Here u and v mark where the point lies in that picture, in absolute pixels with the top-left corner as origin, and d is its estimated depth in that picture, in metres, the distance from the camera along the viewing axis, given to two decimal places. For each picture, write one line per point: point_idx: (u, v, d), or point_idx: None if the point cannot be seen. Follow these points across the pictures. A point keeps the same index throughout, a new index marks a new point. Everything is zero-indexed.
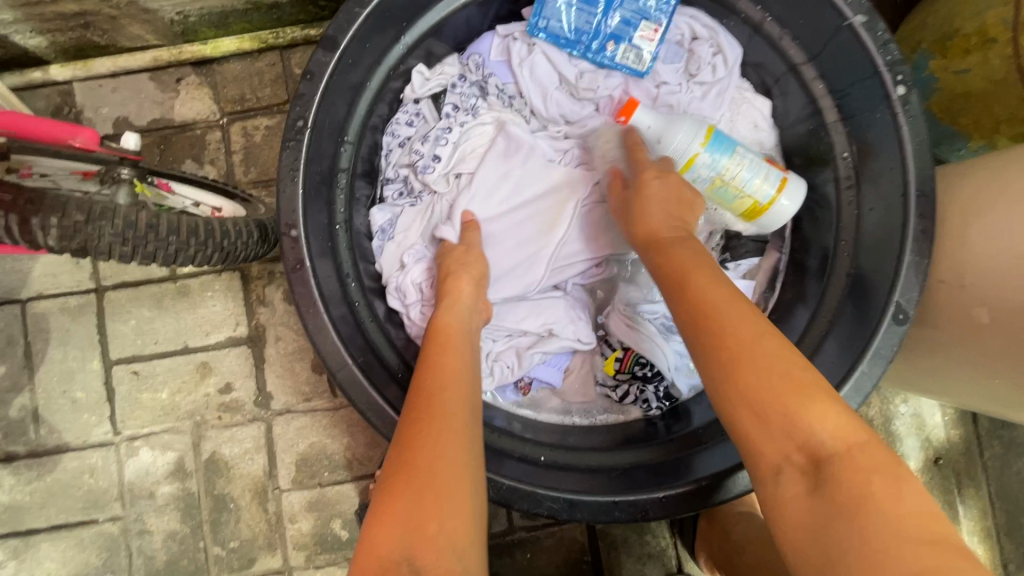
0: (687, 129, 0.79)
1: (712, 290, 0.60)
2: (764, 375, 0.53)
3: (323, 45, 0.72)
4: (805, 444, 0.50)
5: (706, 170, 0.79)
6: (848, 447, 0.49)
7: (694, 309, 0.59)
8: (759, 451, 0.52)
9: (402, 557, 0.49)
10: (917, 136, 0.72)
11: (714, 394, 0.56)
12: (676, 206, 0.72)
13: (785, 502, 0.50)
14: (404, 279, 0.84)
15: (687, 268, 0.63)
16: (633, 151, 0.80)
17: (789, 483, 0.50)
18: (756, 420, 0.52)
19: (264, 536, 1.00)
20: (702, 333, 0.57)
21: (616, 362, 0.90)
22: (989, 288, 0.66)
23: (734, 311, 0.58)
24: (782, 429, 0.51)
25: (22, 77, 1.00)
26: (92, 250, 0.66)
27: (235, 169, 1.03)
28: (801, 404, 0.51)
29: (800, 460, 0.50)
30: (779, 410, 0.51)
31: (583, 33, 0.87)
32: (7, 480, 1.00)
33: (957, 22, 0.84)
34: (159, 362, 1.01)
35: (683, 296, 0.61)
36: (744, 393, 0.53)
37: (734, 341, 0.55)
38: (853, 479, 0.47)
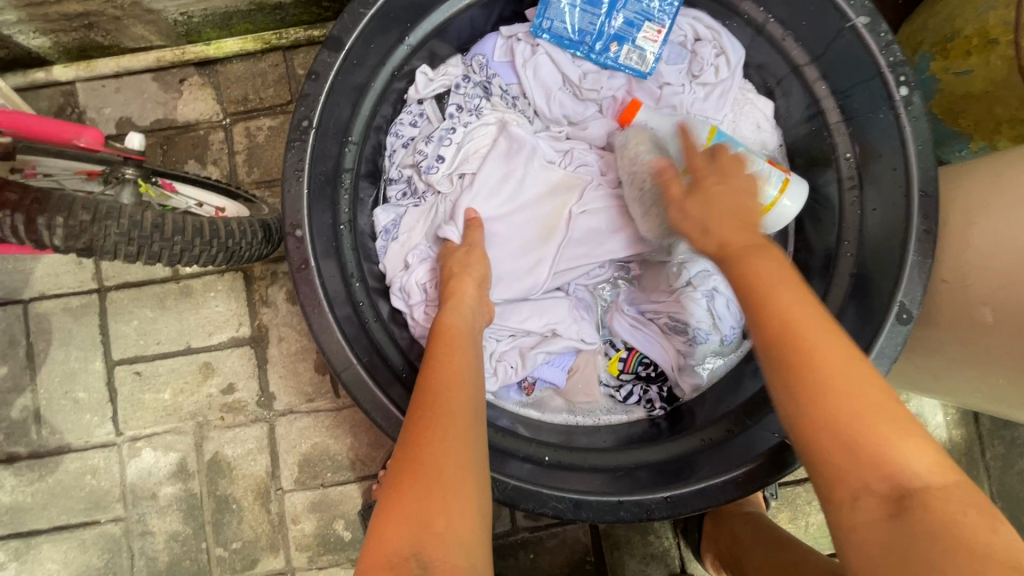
0: (688, 130, 0.84)
1: (794, 300, 0.55)
2: (855, 400, 0.49)
3: (329, 46, 0.72)
4: (895, 474, 0.46)
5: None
6: (942, 483, 0.45)
7: (775, 319, 0.54)
8: (836, 473, 0.48)
9: (410, 553, 0.49)
10: (920, 137, 0.72)
11: (793, 414, 0.51)
12: (743, 206, 0.66)
13: (860, 529, 0.46)
14: (409, 278, 0.84)
15: (764, 273, 0.57)
16: (691, 152, 0.73)
17: (866, 511, 0.46)
18: (841, 444, 0.48)
19: (267, 537, 1.00)
20: (784, 346, 0.52)
21: (620, 362, 0.91)
22: (993, 288, 0.66)
23: (817, 324, 0.53)
24: (870, 457, 0.47)
25: (25, 77, 1.00)
26: (98, 250, 0.66)
27: (238, 169, 1.03)
28: (892, 434, 0.48)
29: (885, 489, 0.46)
30: (870, 437, 0.48)
31: (586, 34, 0.88)
32: (9, 480, 1.00)
33: (959, 23, 0.85)
34: (162, 362, 1.01)
35: (760, 304, 0.55)
36: (825, 412, 0.49)
37: (822, 358, 0.51)
38: (943, 513, 0.43)
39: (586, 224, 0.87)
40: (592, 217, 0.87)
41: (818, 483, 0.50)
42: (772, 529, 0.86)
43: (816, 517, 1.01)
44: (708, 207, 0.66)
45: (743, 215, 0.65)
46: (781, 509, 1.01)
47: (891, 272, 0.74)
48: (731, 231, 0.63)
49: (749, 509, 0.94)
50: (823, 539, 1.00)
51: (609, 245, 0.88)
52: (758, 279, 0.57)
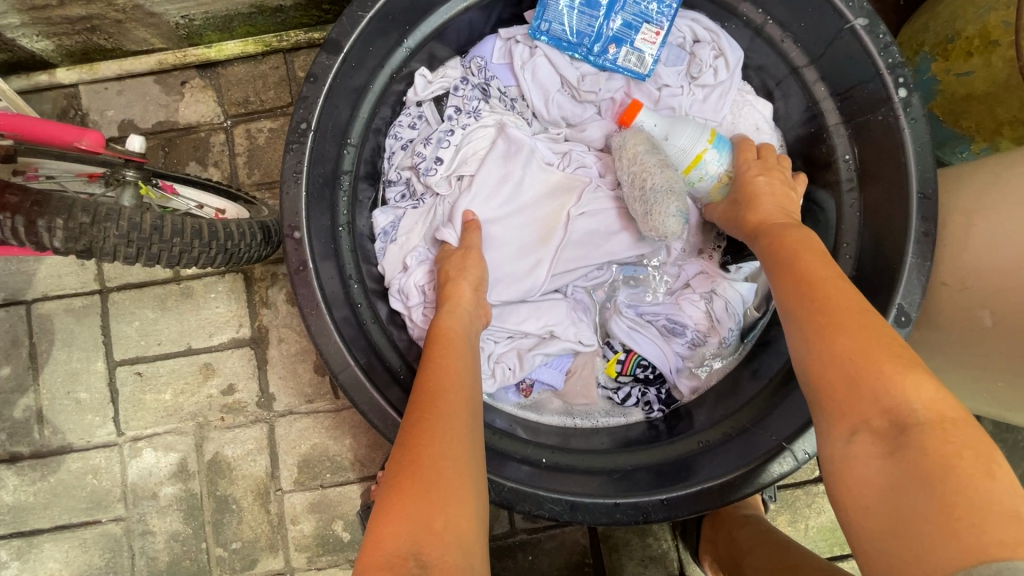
0: (691, 129, 0.84)
1: (821, 264, 0.60)
2: (862, 341, 0.51)
3: (327, 48, 0.72)
4: (893, 408, 0.47)
5: (715, 167, 0.83)
6: (941, 419, 0.45)
7: (798, 278, 0.60)
8: (838, 412, 0.51)
9: (409, 553, 0.48)
10: (919, 139, 0.71)
11: (803, 357, 0.55)
12: (787, 198, 0.76)
13: (857, 465, 0.48)
14: (407, 280, 0.85)
15: (796, 242, 0.64)
16: (740, 150, 0.83)
17: (862, 446, 0.48)
18: (844, 380, 0.50)
19: (267, 537, 1.00)
20: (803, 298, 0.57)
21: (619, 364, 0.90)
22: (992, 291, 0.66)
23: (838, 285, 0.57)
24: (868, 392, 0.49)
25: (28, 80, 1.01)
26: (98, 251, 0.66)
27: (239, 171, 1.04)
28: (894, 371, 0.48)
29: (882, 423, 0.47)
30: (870, 374, 0.49)
31: (584, 36, 0.87)
32: (11, 480, 1.01)
33: (959, 24, 0.85)
34: (163, 363, 1.01)
35: (788, 268, 0.62)
36: (831, 353, 0.52)
37: (836, 308, 0.55)
38: (937, 447, 0.44)
39: (584, 226, 0.87)
40: (591, 219, 0.87)
41: (822, 425, 0.52)
42: (770, 532, 0.86)
43: (816, 520, 1.00)
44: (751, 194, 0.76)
45: (786, 205, 0.74)
46: (780, 511, 1.00)
47: (890, 273, 0.73)
48: (775, 213, 0.72)
49: (749, 512, 0.93)
50: (823, 542, 1.00)
51: (607, 246, 0.88)
52: (791, 246, 0.64)
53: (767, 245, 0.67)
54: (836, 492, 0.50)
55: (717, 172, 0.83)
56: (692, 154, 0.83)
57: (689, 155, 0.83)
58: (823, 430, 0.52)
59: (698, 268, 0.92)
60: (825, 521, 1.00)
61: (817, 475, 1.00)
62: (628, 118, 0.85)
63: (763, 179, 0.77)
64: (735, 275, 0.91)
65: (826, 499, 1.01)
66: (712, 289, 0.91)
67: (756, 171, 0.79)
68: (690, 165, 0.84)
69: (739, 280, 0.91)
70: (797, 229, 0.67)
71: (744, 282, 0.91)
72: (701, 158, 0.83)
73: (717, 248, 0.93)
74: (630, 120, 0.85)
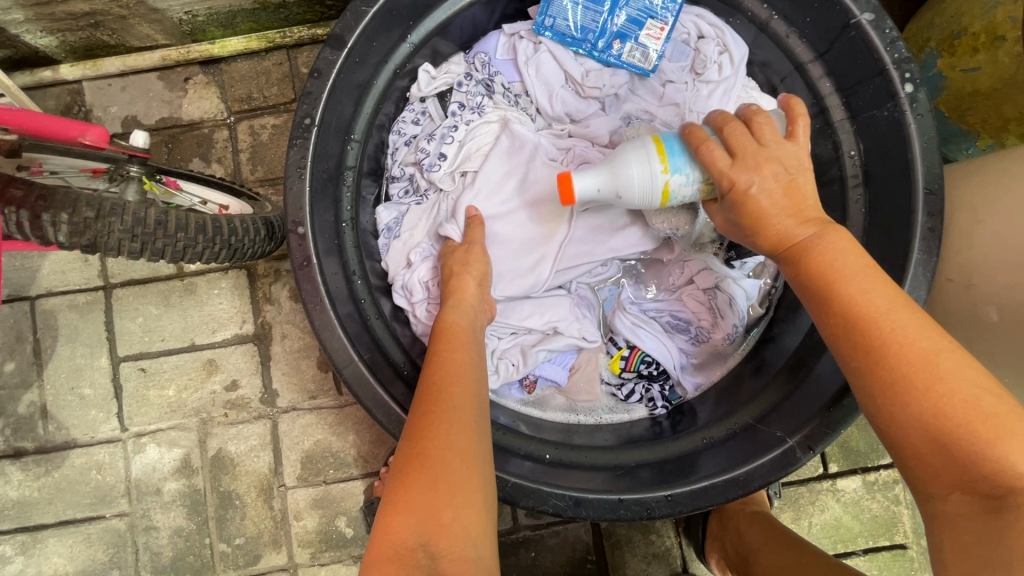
0: (635, 167, 0.65)
1: (870, 296, 0.52)
2: (945, 401, 0.47)
3: (331, 44, 0.72)
4: (992, 475, 0.44)
5: (687, 190, 0.65)
6: None
7: (845, 322, 0.53)
8: (925, 471, 0.48)
9: (417, 544, 0.50)
10: (926, 134, 0.71)
11: (876, 414, 0.51)
12: (792, 190, 0.59)
13: (953, 522, 0.47)
14: (411, 276, 0.84)
15: (830, 268, 0.55)
16: (705, 148, 0.61)
17: (957, 506, 0.46)
18: (930, 445, 0.47)
19: (270, 533, 1.00)
20: (860, 347, 0.51)
21: (622, 360, 0.89)
22: (999, 287, 0.66)
23: (898, 322, 0.51)
24: (963, 458, 0.46)
25: (32, 76, 1.01)
26: (102, 246, 0.66)
27: (242, 167, 1.04)
28: (990, 435, 0.45)
29: (981, 487, 0.45)
30: (963, 439, 0.46)
31: (589, 32, 0.87)
32: (16, 475, 1.01)
33: (965, 19, 0.84)
34: (167, 359, 1.01)
35: (830, 308, 0.54)
36: (908, 412, 0.48)
37: (903, 358, 0.49)
38: None
39: (586, 222, 0.87)
40: (594, 214, 0.87)
41: (910, 478, 0.50)
42: (779, 530, 0.86)
43: (819, 517, 1.00)
44: (742, 219, 0.60)
45: (795, 204, 0.58)
46: (784, 509, 1.00)
47: (896, 268, 0.73)
48: (789, 222, 0.58)
49: (755, 509, 0.93)
50: (827, 540, 1.00)
51: (612, 242, 0.88)
52: (828, 273, 0.54)
53: (794, 270, 0.58)
54: (934, 538, 0.49)
55: (695, 192, 0.66)
56: (656, 196, 0.65)
57: (652, 195, 0.65)
58: (910, 481, 0.50)
59: (702, 264, 0.90)
60: (829, 519, 1.00)
61: (821, 473, 1.00)
62: (570, 198, 0.67)
63: (754, 182, 0.58)
64: (740, 270, 0.92)
65: (830, 497, 1.00)
66: (715, 284, 0.89)
67: (740, 180, 0.59)
68: (662, 202, 0.67)
69: (743, 275, 0.91)
70: (828, 242, 0.56)
71: (748, 278, 0.92)
72: (667, 195, 0.65)
73: (719, 244, 0.92)
74: (575, 198, 0.67)
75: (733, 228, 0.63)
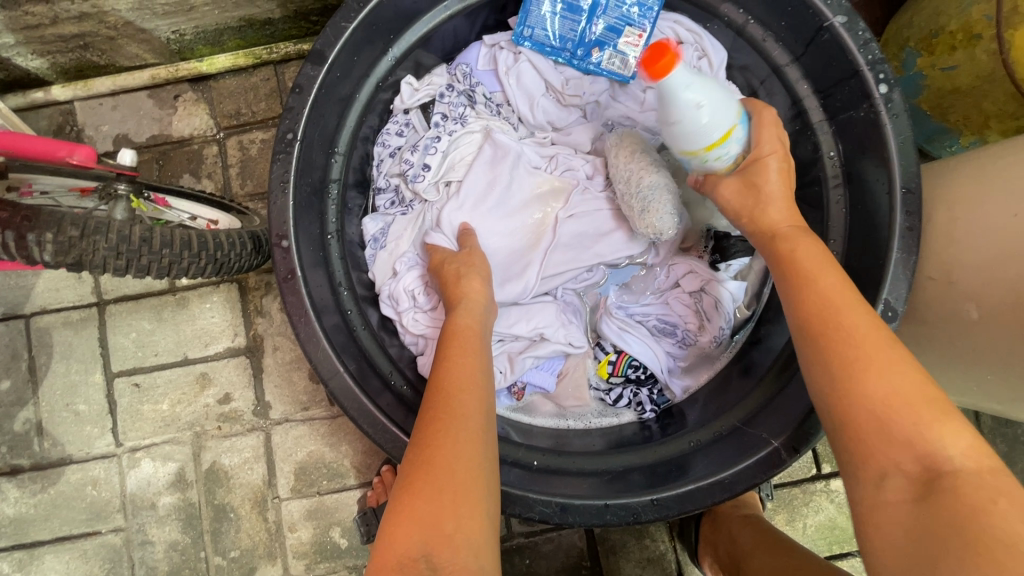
0: (723, 97, 0.67)
1: (837, 287, 0.57)
2: (892, 381, 0.49)
3: (311, 60, 0.73)
4: (929, 456, 0.46)
5: (735, 146, 0.70)
6: (977, 469, 0.45)
7: (818, 304, 0.56)
8: (867, 451, 0.49)
9: (419, 555, 0.50)
10: (901, 134, 0.71)
11: (828, 395, 0.52)
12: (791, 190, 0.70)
13: (884, 507, 0.47)
14: (397, 285, 0.85)
15: (808, 259, 0.60)
16: (761, 118, 0.71)
17: (893, 490, 0.47)
18: (873, 420, 0.49)
19: (265, 545, 1.00)
20: (823, 325, 0.54)
21: (610, 365, 0.90)
22: (977, 285, 0.66)
23: (860, 311, 0.54)
24: (901, 437, 0.47)
25: (24, 98, 1.03)
26: (87, 264, 0.67)
27: (232, 182, 1.05)
28: (931, 417, 0.47)
29: (914, 470, 0.46)
30: (904, 417, 0.48)
31: (567, 41, 0.88)
32: (12, 492, 1.02)
33: (943, 19, 0.84)
34: (160, 374, 1.02)
35: (805, 288, 0.58)
36: (859, 388, 0.50)
37: (858, 339, 0.52)
38: (970, 496, 0.43)
39: (571, 229, 0.88)
40: (579, 220, 0.88)
41: (847, 465, 0.51)
42: (769, 532, 0.85)
43: (815, 519, 1.00)
44: (763, 190, 0.69)
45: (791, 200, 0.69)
46: (778, 511, 1.00)
47: (876, 269, 0.73)
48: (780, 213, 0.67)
49: (747, 512, 0.93)
50: (822, 541, 0.99)
51: (597, 248, 0.88)
52: (801, 261, 0.60)
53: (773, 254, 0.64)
54: (863, 531, 0.48)
55: (736, 154, 0.71)
56: (721, 130, 0.67)
57: (719, 129, 0.67)
58: (848, 469, 0.51)
59: (687, 268, 0.91)
60: (824, 520, 1.00)
61: (814, 474, 1.00)
62: (668, 66, 0.61)
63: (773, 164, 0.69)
64: (725, 273, 0.91)
65: (824, 498, 1.00)
66: (701, 287, 0.90)
67: (773, 158, 0.69)
68: (698, 149, 0.69)
69: (727, 279, 0.91)
70: (804, 240, 0.63)
71: (733, 280, 0.91)
72: (716, 143, 0.68)
73: (705, 247, 0.93)
74: (672, 72, 0.61)
75: (743, 203, 0.70)
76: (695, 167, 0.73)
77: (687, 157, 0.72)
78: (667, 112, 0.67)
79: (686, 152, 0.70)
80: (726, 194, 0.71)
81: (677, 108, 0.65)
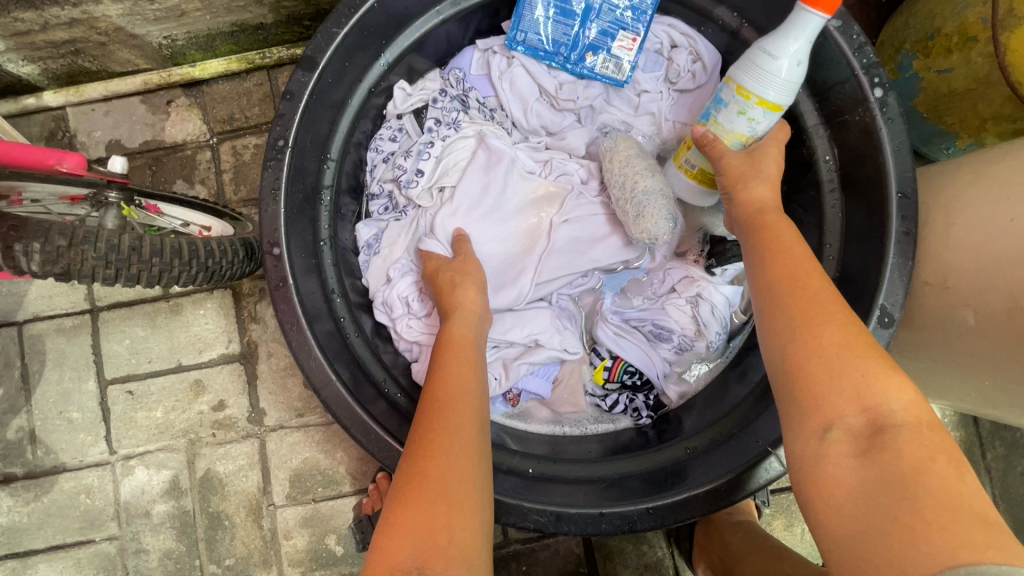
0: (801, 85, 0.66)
1: (807, 259, 0.58)
2: (847, 342, 0.51)
3: (302, 66, 0.72)
4: (877, 412, 0.48)
5: (762, 125, 0.69)
6: (917, 424, 0.47)
7: (784, 268, 0.57)
8: (817, 404, 0.50)
9: (413, 567, 0.49)
10: (896, 139, 0.71)
11: (785, 351, 0.53)
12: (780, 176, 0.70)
13: (831, 461, 0.49)
14: (391, 292, 0.84)
15: (780, 233, 0.61)
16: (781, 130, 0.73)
17: (836, 443, 0.49)
18: (825, 371, 0.50)
19: (260, 553, 1.00)
20: (789, 287, 0.56)
21: (605, 371, 0.89)
22: (972, 290, 0.65)
23: (824, 280, 0.56)
24: (851, 390, 0.49)
25: (16, 104, 1.02)
26: (76, 274, 0.67)
27: (225, 188, 1.05)
28: (879, 375, 0.49)
29: (859, 425, 0.48)
30: (857, 373, 0.49)
31: (561, 45, 0.87)
32: (5, 501, 1.01)
33: (938, 21, 0.84)
34: (154, 381, 1.02)
35: (776, 256, 0.59)
36: (819, 345, 0.51)
37: (820, 304, 0.54)
38: (911, 451, 0.46)
39: (565, 234, 0.87)
40: (574, 225, 0.87)
41: (792, 419, 0.52)
42: (763, 538, 0.85)
43: None
44: (761, 168, 0.68)
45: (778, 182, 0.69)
46: (776, 516, 1.00)
47: (871, 274, 0.73)
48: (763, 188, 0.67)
49: (741, 518, 0.93)
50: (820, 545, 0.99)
51: (592, 253, 0.88)
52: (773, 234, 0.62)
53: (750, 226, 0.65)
54: (802, 484, 0.51)
55: (756, 129, 0.69)
56: (778, 102, 0.66)
57: (780, 100, 0.66)
58: (795, 422, 0.52)
59: (682, 272, 0.90)
60: None
61: None
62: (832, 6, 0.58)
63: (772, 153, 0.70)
64: (721, 277, 0.90)
65: None
66: (697, 292, 0.88)
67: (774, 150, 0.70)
68: (754, 94, 0.66)
69: (723, 282, 0.90)
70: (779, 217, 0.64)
71: (729, 285, 0.91)
72: (766, 106, 0.67)
73: (701, 251, 0.92)
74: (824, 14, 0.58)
75: (743, 169, 0.68)
76: (724, 114, 0.69)
77: (732, 96, 0.68)
78: (777, 40, 0.62)
79: (740, 91, 0.67)
80: (729, 156, 0.69)
81: (790, 44, 0.62)
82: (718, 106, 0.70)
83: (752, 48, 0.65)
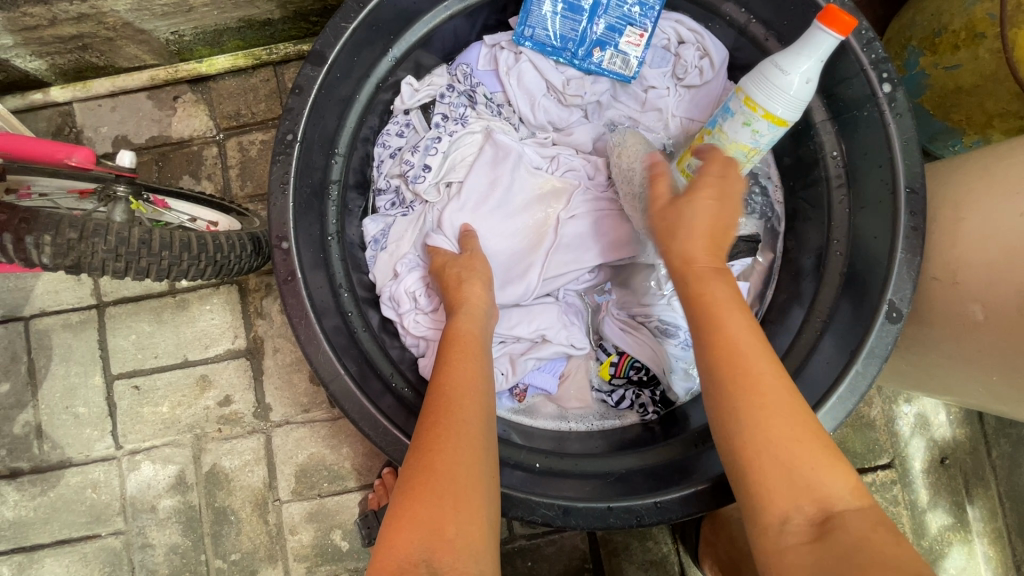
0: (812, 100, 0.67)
1: (742, 334, 0.56)
2: (795, 431, 0.52)
3: (311, 61, 0.72)
4: (824, 499, 0.51)
5: (765, 137, 0.70)
6: (861, 507, 0.51)
7: (723, 347, 0.56)
8: (770, 498, 0.51)
9: (420, 559, 0.50)
10: (905, 134, 0.71)
11: (735, 447, 0.54)
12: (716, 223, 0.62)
13: (788, 546, 0.50)
14: (398, 287, 0.85)
15: (719, 299, 0.58)
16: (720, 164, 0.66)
17: (794, 532, 0.50)
18: (776, 467, 0.52)
19: (265, 547, 1.00)
20: (728, 372, 0.55)
21: (611, 367, 0.90)
22: (981, 285, 0.65)
23: (764, 357, 0.55)
24: (804, 481, 0.51)
25: (23, 99, 1.03)
26: (86, 267, 0.67)
27: (232, 183, 1.05)
28: (825, 461, 0.52)
29: (812, 513, 0.50)
30: (803, 466, 0.51)
31: (569, 41, 0.87)
32: (12, 495, 1.01)
33: (946, 18, 0.84)
34: (160, 376, 1.02)
35: (715, 334, 0.57)
36: (767, 440, 0.52)
37: (765, 388, 0.54)
38: (858, 534, 0.48)
39: (570, 232, 0.87)
40: (581, 222, 0.87)
41: (748, 507, 0.53)
42: None
43: None
44: (684, 221, 0.62)
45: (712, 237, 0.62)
46: None
47: (880, 269, 0.73)
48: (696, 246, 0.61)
49: None
50: None
51: (598, 249, 0.88)
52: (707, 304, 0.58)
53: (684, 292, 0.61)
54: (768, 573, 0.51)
55: (757, 142, 0.71)
56: (784, 117, 0.67)
57: (787, 115, 0.67)
58: (749, 509, 0.53)
59: None
60: None
61: None
62: (847, 28, 0.58)
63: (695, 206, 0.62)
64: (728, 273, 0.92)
65: None
66: None
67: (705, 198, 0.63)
68: (761, 106, 0.67)
69: None
70: (712, 281, 0.60)
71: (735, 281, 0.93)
72: (772, 119, 0.67)
73: None
74: (841, 35, 0.59)
75: (669, 226, 0.63)
76: (730, 124, 0.71)
77: (739, 106, 0.69)
78: (791, 55, 0.63)
79: (748, 102, 0.67)
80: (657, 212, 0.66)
81: (803, 61, 0.62)
82: (725, 115, 0.71)
83: (766, 61, 0.66)
